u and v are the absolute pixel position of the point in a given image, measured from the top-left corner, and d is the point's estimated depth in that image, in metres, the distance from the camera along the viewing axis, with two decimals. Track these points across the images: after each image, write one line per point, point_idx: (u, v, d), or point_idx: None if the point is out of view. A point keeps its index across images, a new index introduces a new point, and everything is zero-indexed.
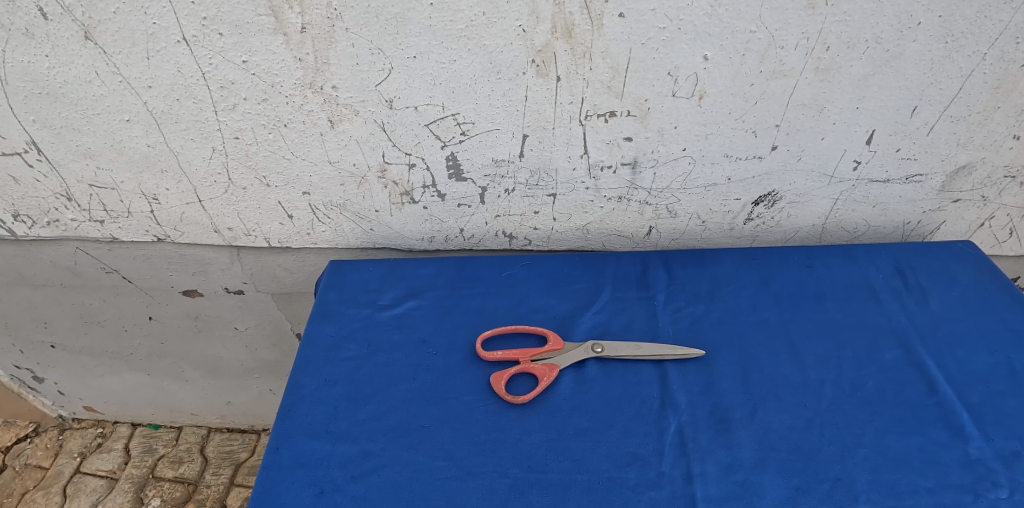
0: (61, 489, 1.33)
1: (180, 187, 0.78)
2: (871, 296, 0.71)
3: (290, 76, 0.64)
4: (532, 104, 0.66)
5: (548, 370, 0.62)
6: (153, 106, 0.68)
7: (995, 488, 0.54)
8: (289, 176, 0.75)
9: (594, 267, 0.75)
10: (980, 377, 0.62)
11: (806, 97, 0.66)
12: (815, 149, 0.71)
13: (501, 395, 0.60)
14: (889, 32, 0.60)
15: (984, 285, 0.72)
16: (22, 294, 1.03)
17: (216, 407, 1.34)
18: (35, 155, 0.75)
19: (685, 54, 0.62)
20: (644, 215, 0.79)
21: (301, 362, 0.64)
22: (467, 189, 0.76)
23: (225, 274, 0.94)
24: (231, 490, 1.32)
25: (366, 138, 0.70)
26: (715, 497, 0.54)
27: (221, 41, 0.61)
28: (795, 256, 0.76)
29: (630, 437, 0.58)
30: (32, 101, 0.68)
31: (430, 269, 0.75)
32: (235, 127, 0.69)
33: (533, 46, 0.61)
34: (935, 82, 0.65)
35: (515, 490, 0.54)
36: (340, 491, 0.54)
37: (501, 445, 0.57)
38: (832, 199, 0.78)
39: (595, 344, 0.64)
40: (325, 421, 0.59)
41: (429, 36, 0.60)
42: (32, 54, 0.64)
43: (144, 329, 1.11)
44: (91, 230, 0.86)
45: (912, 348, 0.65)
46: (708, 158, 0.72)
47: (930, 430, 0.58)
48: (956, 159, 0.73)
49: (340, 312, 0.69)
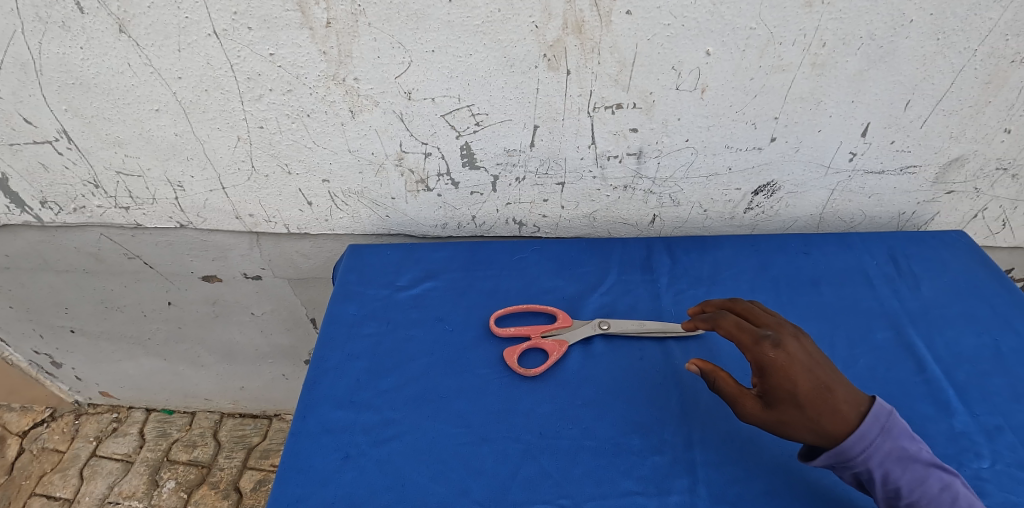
0: (78, 472, 1.37)
1: (204, 174, 0.81)
2: (865, 281, 0.75)
3: (315, 68, 0.67)
4: (543, 96, 0.70)
5: (557, 345, 0.66)
6: (181, 96, 0.71)
7: (978, 458, 0.58)
8: (310, 163, 0.78)
9: (602, 252, 0.78)
10: (967, 357, 0.66)
11: (804, 91, 0.69)
12: (812, 140, 0.75)
13: (514, 368, 0.64)
14: (882, 29, 0.64)
15: (974, 272, 0.75)
16: (45, 280, 1.07)
17: (230, 391, 1.38)
18: (65, 143, 0.78)
19: (688, 49, 0.65)
20: (649, 204, 0.83)
21: (324, 338, 0.68)
22: (480, 178, 0.79)
23: (243, 260, 0.98)
24: (244, 473, 1.36)
25: (385, 127, 0.73)
26: (714, 462, 0.58)
27: (250, 34, 0.65)
28: (793, 243, 0.79)
29: (635, 407, 0.61)
30: (66, 91, 0.72)
31: (444, 252, 0.78)
32: (260, 117, 0.73)
33: (546, 41, 0.64)
34: (928, 77, 0.68)
35: (528, 455, 0.58)
36: (364, 455, 0.58)
37: (514, 414, 0.61)
38: (829, 190, 0.81)
39: (602, 321, 0.67)
40: (349, 392, 0.63)
41: (447, 31, 0.64)
42: (67, 46, 0.67)
43: (163, 314, 1.15)
44: (117, 216, 0.90)
45: (902, 329, 0.69)
46: (711, 149, 0.75)
47: (917, 405, 0.62)
48: (949, 151, 0.76)
49: (360, 292, 0.72)
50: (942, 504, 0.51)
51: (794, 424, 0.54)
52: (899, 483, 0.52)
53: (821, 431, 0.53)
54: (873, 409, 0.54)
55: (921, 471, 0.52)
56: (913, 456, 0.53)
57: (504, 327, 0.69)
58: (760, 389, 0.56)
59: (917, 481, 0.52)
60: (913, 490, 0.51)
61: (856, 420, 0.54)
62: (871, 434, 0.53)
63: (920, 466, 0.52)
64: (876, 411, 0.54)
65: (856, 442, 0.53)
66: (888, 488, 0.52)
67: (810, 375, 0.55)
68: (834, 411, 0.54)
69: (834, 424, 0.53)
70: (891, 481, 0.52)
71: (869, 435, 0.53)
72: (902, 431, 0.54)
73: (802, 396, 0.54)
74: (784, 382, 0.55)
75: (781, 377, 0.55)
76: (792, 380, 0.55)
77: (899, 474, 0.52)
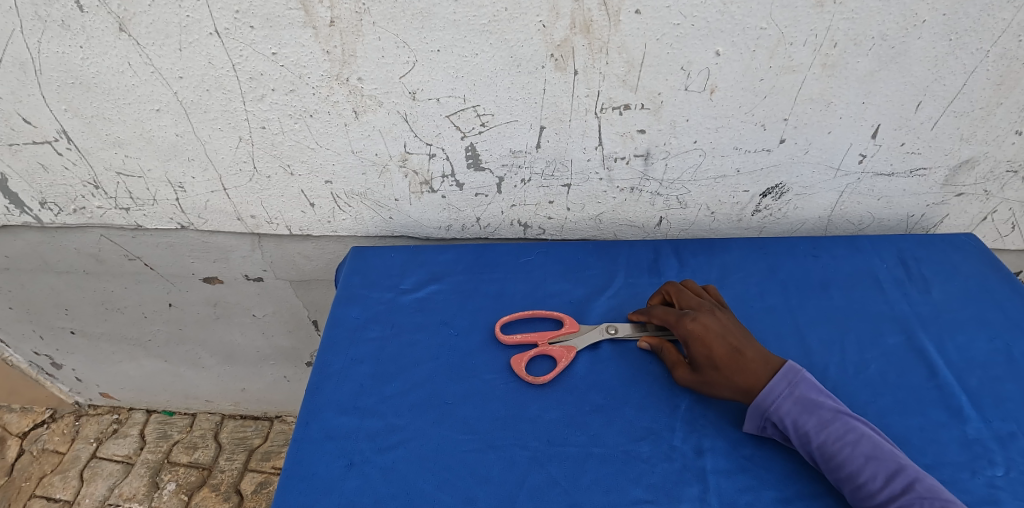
0: (78, 473, 1.36)
1: (206, 175, 0.80)
2: (875, 284, 0.74)
3: (318, 68, 0.66)
4: (550, 97, 0.69)
5: (565, 351, 0.64)
6: (183, 96, 0.70)
7: (992, 466, 0.57)
8: (312, 164, 0.77)
9: (608, 254, 0.77)
10: (979, 362, 0.65)
11: (815, 92, 0.68)
12: (822, 142, 0.73)
13: (521, 375, 0.63)
14: (894, 29, 0.63)
15: (985, 276, 0.74)
16: (45, 281, 1.06)
17: (231, 393, 1.38)
18: (65, 143, 0.77)
19: (698, 49, 0.64)
20: (656, 206, 0.82)
21: (327, 341, 0.67)
22: (485, 179, 0.78)
23: (245, 262, 0.97)
24: (245, 475, 1.35)
25: (389, 128, 0.72)
26: (724, 470, 0.57)
27: (252, 33, 0.64)
28: (802, 246, 0.78)
29: (644, 413, 0.60)
30: (66, 91, 0.71)
31: (449, 254, 0.77)
32: (262, 117, 0.72)
33: (553, 41, 0.63)
34: (940, 78, 0.67)
35: (535, 462, 0.57)
36: (369, 463, 0.57)
37: (520, 420, 0.60)
38: (838, 192, 0.80)
39: (610, 326, 0.66)
40: (353, 397, 0.62)
41: (453, 30, 0.63)
42: (67, 45, 0.66)
43: (164, 316, 1.14)
44: (117, 218, 0.89)
45: (914, 334, 0.68)
46: (719, 151, 0.74)
47: (929, 411, 0.61)
48: (959, 153, 0.75)
49: (364, 295, 0.71)
50: (849, 443, 0.53)
51: (715, 383, 0.59)
52: (806, 427, 0.55)
53: (737, 387, 0.58)
54: (780, 365, 0.58)
55: (826, 415, 0.55)
56: (818, 402, 0.56)
57: (510, 334, 0.67)
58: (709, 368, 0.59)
59: (824, 423, 0.55)
60: (820, 432, 0.54)
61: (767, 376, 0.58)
62: (778, 386, 0.57)
63: (826, 411, 0.55)
64: (784, 366, 0.58)
65: (765, 393, 0.57)
66: (798, 433, 0.55)
67: (725, 339, 0.60)
68: (747, 367, 0.58)
69: (748, 379, 0.58)
70: (800, 426, 0.55)
71: (775, 386, 0.57)
72: (809, 383, 0.57)
73: (717, 359, 0.59)
74: (703, 349, 0.60)
75: (699, 345, 0.60)
76: (708, 346, 0.60)
77: (805, 419, 0.55)
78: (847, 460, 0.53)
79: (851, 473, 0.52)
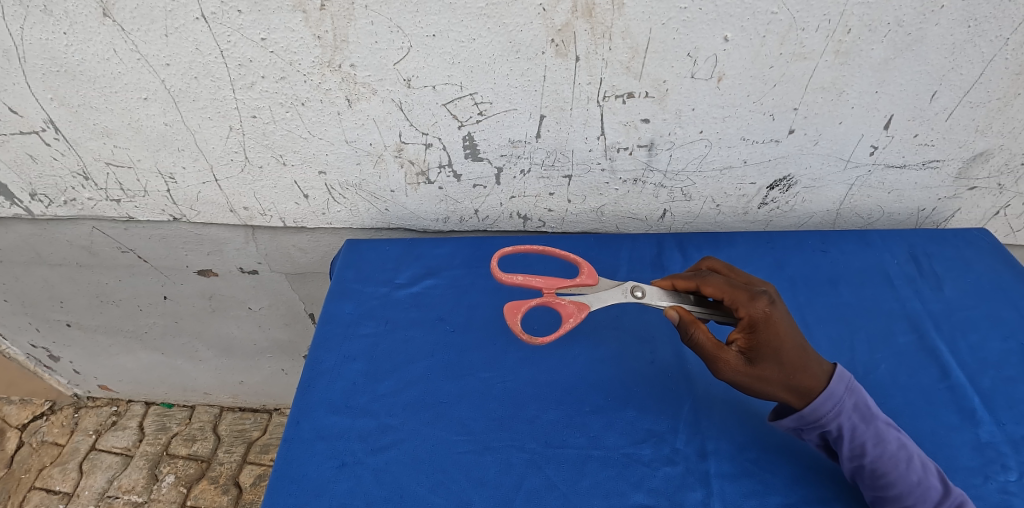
0: (77, 465, 1.35)
1: (196, 165, 0.78)
2: (885, 281, 0.71)
3: (309, 54, 0.64)
4: (550, 84, 0.66)
5: (575, 310, 0.60)
6: (170, 84, 0.68)
7: (1005, 471, 0.55)
8: (306, 154, 0.75)
9: (610, 248, 0.75)
10: (992, 363, 0.63)
11: (826, 80, 0.65)
12: (832, 133, 0.71)
13: (517, 333, 0.59)
14: (911, 15, 0.60)
15: (999, 273, 0.72)
16: (39, 273, 1.04)
17: (230, 386, 1.36)
18: (52, 133, 0.75)
19: (705, 35, 0.61)
20: (659, 199, 0.79)
21: (320, 337, 0.65)
22: (483, 170, 0.76)
23: (240, 254, 0.95)
24: (243, 468, 1.34)
25: (383, 117, 0.70)
26: (728, 474, 0.55)
27: (240, 18, 0.61)
28: (810, 240, 0.76)
29: (646, 415, 0.58)
30: (51, 79, 0.68)
31: (445, 247, 0.74)
32: (253, 105, 0.69)
33: (553, 26, 0.61)
34: (956, 67, 0.64)
35: (533, 464, 0.55)
36: (361, 464, 0.56)
37: (517, 421, 0.58)
38: (847, 185, 0.77)
39: (636, 287, 0.61)
40: (345, 395, 0.60)
41: (449, 14, 0.60)
42: (50, 32, 0.64)
43: (159, 308, 1.12)
44: (108, 209, 0.87)
45: (925, 333, 0.66)
46: (726, 141, 0.72)
47: (941, 413, 0.59)
48: (974, 146, 0.72)
49: (358, 290, 0.69)
50: (903, 461, 0.51)
51: (770, 379, 0.53)
52: (863, 439, 0.52)
53: (793, 386, 0.53)
54: (839, 369, 0.54)
55: (882, 428, 0.52)
56: (873, 413, 0.53)
57: (511, 274, 0.63)
58: (770, 362, 0.53)
59: (881, 437, 0.52)
60: (876, 446, 0.51)
61: (826, 379, 0.54)
62: (839, 391, 0.53)
63: (882, 424, 0.53)
64: (843, 369, 0.54)
65: (825, 398, 0.52)
66: (852, 444, 0.52)
67: (795, 334, 0.55)
68: (811, 367, 0.54)
69: (808, 381, 0.53)
70: (855, 437, 0.52)
71: (836, 391, 0.53)
72: (862, 390, 0.54)
73: (786, 352, 0.54)
74: (772, 338, 0.54)
75: (769, 332, 0.54)
76: (781, 337, 0.54)
77: (863, 430, 0.52)
78: (900, 479, 0.51)
79: (901, 493, 0.50)
